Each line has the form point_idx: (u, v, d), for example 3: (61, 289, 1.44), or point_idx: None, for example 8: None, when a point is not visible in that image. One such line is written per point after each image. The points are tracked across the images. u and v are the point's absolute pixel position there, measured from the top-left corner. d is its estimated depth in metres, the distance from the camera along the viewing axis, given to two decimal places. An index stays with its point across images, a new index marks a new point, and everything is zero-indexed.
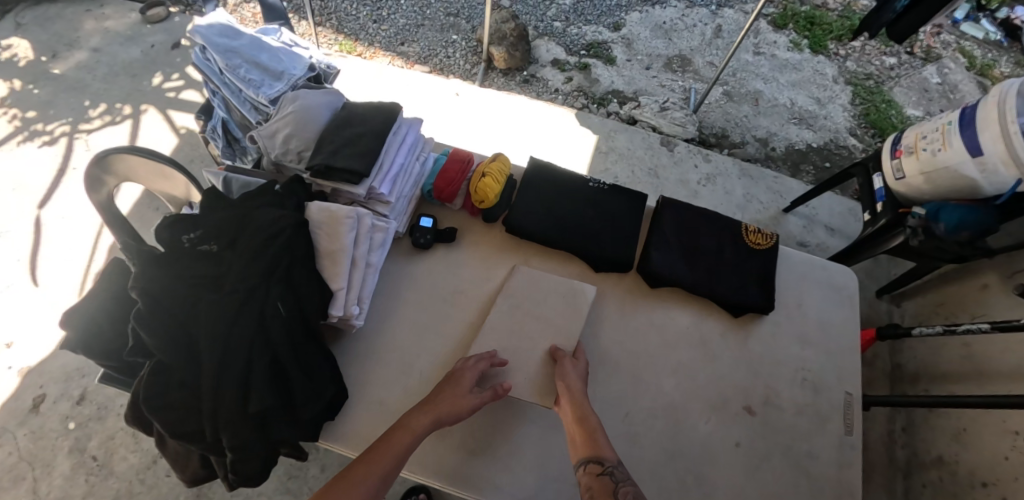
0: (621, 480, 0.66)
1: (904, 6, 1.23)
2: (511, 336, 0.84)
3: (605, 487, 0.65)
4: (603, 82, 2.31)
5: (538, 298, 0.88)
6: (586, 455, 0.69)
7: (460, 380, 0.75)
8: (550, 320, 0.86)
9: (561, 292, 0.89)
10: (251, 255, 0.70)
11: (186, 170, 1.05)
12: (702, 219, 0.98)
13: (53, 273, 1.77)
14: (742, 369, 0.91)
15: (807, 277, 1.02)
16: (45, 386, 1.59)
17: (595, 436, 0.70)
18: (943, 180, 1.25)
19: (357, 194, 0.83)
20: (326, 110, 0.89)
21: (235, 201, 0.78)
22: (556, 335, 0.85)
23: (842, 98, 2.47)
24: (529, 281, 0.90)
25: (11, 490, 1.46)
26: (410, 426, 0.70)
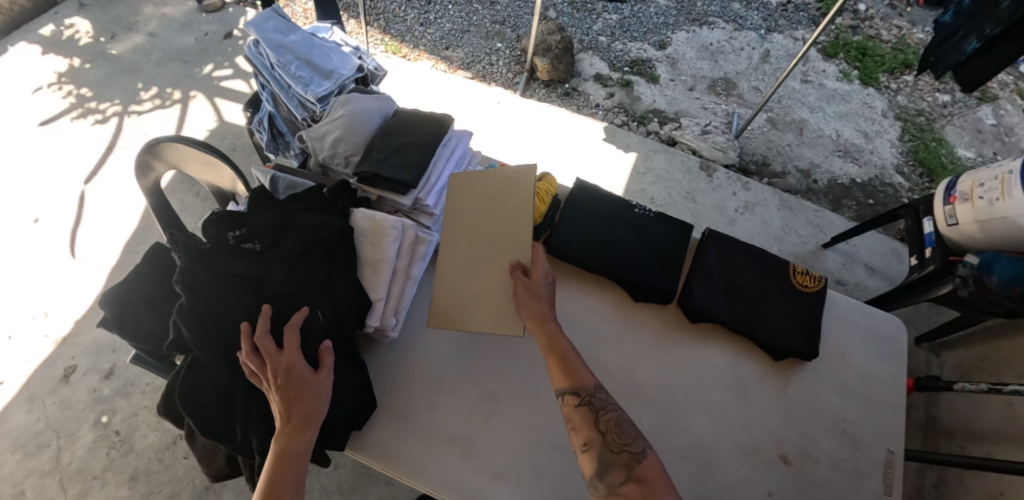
0: (600, 407, 0.70)
1: (975, 49, 1.11)
2: (473, 259, 0.83)
3: (587, 417, 0.69)
4: (645, 100, 2.29)
5: (483, 207, 0.85)
6: (563, 388, 0.72)
7: (303, 374, 0.66)
8: (501, 226, 0.83)
9: (503, 189, 0.85)
10: (294, 260, 0.72)
11: (226, 160, 1.02)
12: (747, 255, 0.95)
13: (92, 247, 1.82)
14: (779, 415, 0.88)
15: (854, 325, 0.98)
16: (77, 358, 1.63)
17: (569, 367, 0.72)
18: (1000, 230, 1.19)
19: (403, 203, 0.83)
20: (377, 116, 0.89)
21: (281, 201, 0.77)
22: (506, 242, 0.82)
23: (890, 134, 2.39)
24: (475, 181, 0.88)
25: (35, 456, 1.50)
26: (298, 448, 0.63)
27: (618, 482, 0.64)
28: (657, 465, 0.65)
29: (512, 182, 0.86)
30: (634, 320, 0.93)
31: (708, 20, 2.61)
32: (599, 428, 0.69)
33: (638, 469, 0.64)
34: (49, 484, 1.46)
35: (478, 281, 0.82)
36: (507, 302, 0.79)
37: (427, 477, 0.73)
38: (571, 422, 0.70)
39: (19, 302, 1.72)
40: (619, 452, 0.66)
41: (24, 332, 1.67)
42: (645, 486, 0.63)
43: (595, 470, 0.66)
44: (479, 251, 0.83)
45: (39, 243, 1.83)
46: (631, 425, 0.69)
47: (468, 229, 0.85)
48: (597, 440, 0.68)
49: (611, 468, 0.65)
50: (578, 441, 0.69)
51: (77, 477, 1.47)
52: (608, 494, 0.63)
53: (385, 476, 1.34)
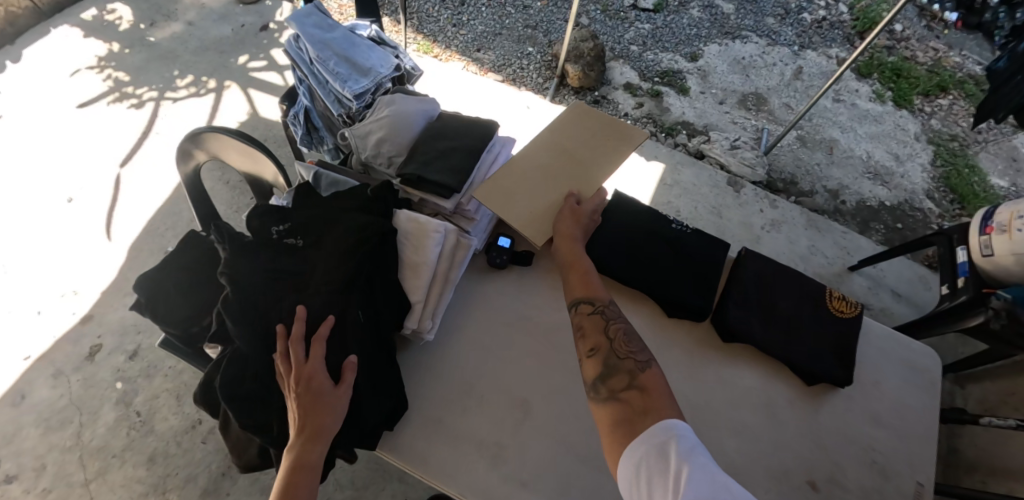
0: (611, 318, 0.75)
1: None
2: (535, 174, 0.91)
3: (597, 324, 0.74)
4: (674, 111, 2.27)
5: (580, 144, 0.95)
6: (579, 297, 0.77)
7: (323, 386, 0.66)
8: (581, 166, 0.92)
9: (615, 142, 0.95)
10: (336, 259, 0.72)
11: (261, 149, 1.02)
12: (781, 277, 0.95)
13: (122, 229, 1.85)
14: (808, 440, 0.86)
15: (887, 353, 0.96)
16: (103, 337, 1.66)
17: (588, 280, 0.78)
18: None
19: (444, 206, 0.86)
20: (421, 118, 0.90)
21: (325, 200, 0.79)
22: (578, 177, 0.90)
23: (922, 158, 2.34)
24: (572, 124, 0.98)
25: (59, 431, 1.53)
26: (308, 462, 0.63)
27: (621, 388, 0.67)
28: (660, 377, 0.68)
29: (608, 137, 0.96)
30: (665, 336, 0.92)
31: (741, 33, 2.59)
32: (608, 335, 0.73)
33: (640, 379, 0.68)
34: (70, 460, 1.49)
35: (528, 185, 0.89)
36: (546, 213, 0.86)
37: (454, 481, 0.73)
38: (582, 328, 0.75)
39: (50, 278, 1.76)
40: (624, 359, 0.70)
41: (53, 308, 1.71)
42: (646, 396, 0.65)
43: (598, 375, 0.69)
44: (549, 169, 0.92)
45: (72, 223, 1.86)
46: (638, 339, 0.73)
47: (553, 150, 0.94)
48: (605, 346, 0.72)
49: (614, 373, 0.69)
50: (585, 347, 0.73)
51: (97, 455, 1.49)
52: (610, 397, 0.66)
53: (399, 474, 1.35)
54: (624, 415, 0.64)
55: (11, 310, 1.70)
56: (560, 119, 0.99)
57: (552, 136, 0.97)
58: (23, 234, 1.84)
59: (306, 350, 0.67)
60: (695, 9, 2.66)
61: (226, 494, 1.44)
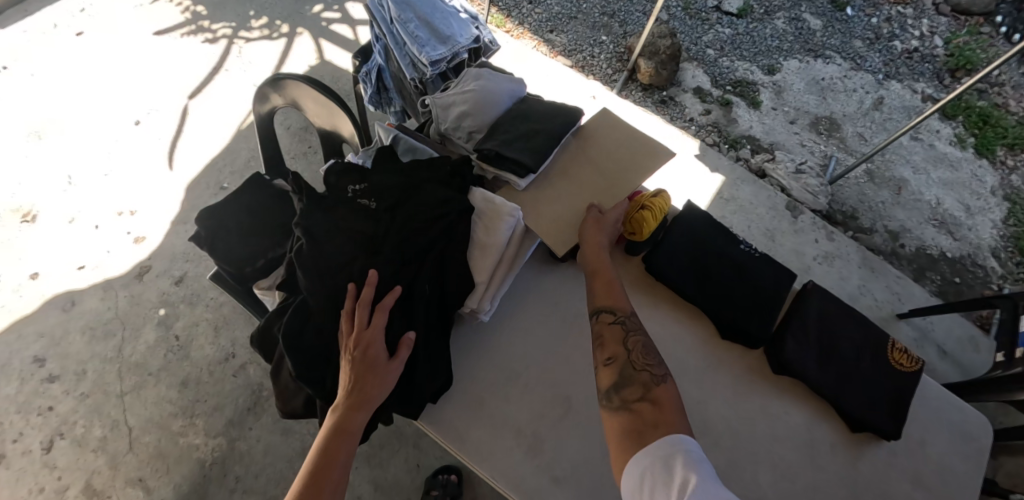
0: (630, 330, 0.72)
1: None
2: (560, 186, 0.86)
3: (617, 335, 0.72)
4: (741, 124, 2.20)
5: (607, 156, 0.89)
6: (600, 305, 0.75)
7: (378, 357, 0.67)
8: (612, 172, 0.87)
9: (642, 158, 0.88)
10: (412, 230, 0.73)
11: (332, 97, 0.99)
12: (844, 319, 0.92)
13: (180, 158, 1.90)
14: (845, 488, 0.84)
15: (938, 415, 0.92)
16: (153, 260, 1.73)
17: (613, 289, 0.75)
18: None
19: (517, 186, 0.84)
20: (507, 98, 0.89)
21: (405, 165, 0.79)
22: (605, 183, 0.86)
23: (995, 213, 2.21)
24: (600, 131, 0.91)
25: (103, 342, 1.61)
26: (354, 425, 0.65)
27: (634, 399, 0.66)
28: (674, 393, 0.67)
29: (637, 149, 0.89)
30: (715, 356, 0.90)
31: (825, 53, 2.47)
32: (626, 346, 0.71)
33: (654, 392, 0.67)
34: (110, 370, 1.57)
35: (551, 198, 0.84)
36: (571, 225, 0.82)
37: (489, 465, 0.74)
38: (602, 338, 0.73)
39: (110, 195, 1.83)
40: (640, 371, 0.69)
41: (110, 224, 1.78)
42: (658, 409, 0.64)
43: (611, 386, 0.68)
44: (575, 181, 0.86)
45: (136, 145, 1.93)
46: (657, 352, 0.71)
47: (581, 158, 0.89)
48: (622, 357, 0.70)
49: (629, 384, 0.68)
50: (603, 356, 0.72)
51: (134, 370, 1.57)
52: (622, 406, 0.66)
53: (415, 441, 1.43)
54: (633, 426, 0.63)
55: (73, 220, 1.78)
56: (591, 124, 0.93)
57: (588, 135, 0.91)
58: (90, 150, 1.91)
59: (369, 316, 0.68)
60: (780, 19, 2.53)
61: (249, 428, 1.49)
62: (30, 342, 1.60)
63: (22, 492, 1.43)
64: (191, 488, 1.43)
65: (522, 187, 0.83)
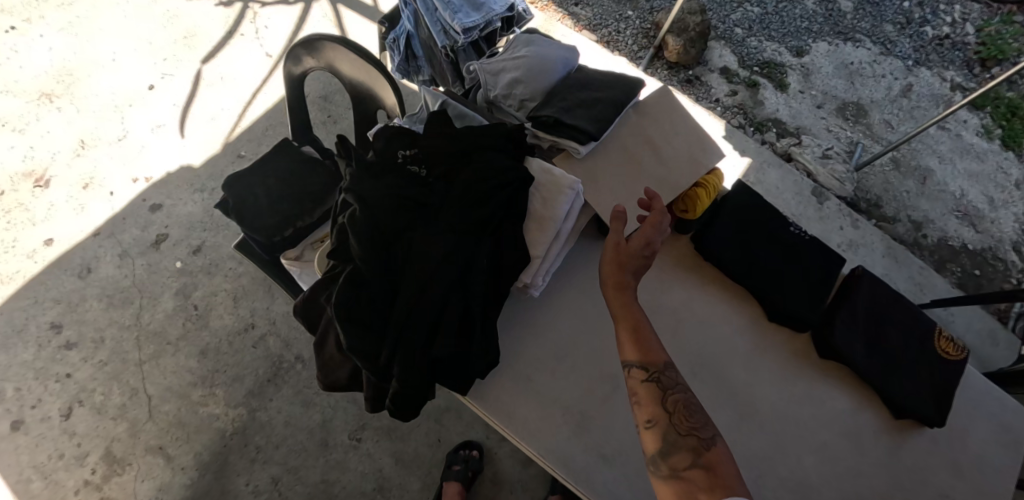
0: (667, 386, 0.68)
1: None
2: (620, 165, 0.80)
3: (653, 394, 0.68)
4: (768, 107, 2.15)
5: (664, 137, 0.82)
6: (630, 360, 0.70)
7: None
8: (669, 155, 0.81)
9: (696, 145, 0.83)
10: (470, 201, 0.71)
11: (370, 59, 0.95)
12: (894, 307, 0.89)
13: (195, 125, 1.85)
14: (888, 475, 0.82)
15: (984, 407, 0.88)
16: (170, 229, 1.70)
17: (640, 341, 0.69)
18: None
19: (575, 153, 0.79)
20: (562, 67, 0.85)
21: (459, 130, 0.75)
22: (663, 166, 0.81)
23: (1019, 207, 2.16)
24: (653, 108, 0.84)
25: (120, 309, 1.59)
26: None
27: (682, 466, 0.62)
28: (725, 453, 0.63)
29: (691, 133, 0.83)
30: (762, 339, 0.88)
31: (855, 36, 2.40)
32: (666, 406, 0.67)
33: (705, 456, 0.63)
34: (128, 338, 1.56)
35: (612, 176, 0.80)
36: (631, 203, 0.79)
37: (536, 442, 0.74)
38: (638, 397, 0.69)
39: (125, 162, 1.79)
40: (686, 435, 0.64)
41: (126, 191, 1.74)
42: (712, 475, 0.61)
43: (657, 450, 0.65)
44: (631, 163, 0.80)
45: (150, 110, 1.88)
46: (698, 407, 0.67)
47: (639, 137, 0.82)
48: (664, 419, 0.66)
49: (675, 448, 0.64)
50: (642, 418, 0.68)
51: (153, 339, 1.56)
52: (670, 475, 0.62)
53: (436, 417, 1.44)
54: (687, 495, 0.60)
55: (88, 186, 1.75)
56: (647, 99, 0.84)
57: (647, 107, 0.84)
58: (103, 114, 1.87)
59: None
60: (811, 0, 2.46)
61: (269, 399, 1.48)
62: (46, 308, 1.59)
63: (43, 457, 1.44)
64: (212, 457, 1.43)
65: (582, 155, 0.78)
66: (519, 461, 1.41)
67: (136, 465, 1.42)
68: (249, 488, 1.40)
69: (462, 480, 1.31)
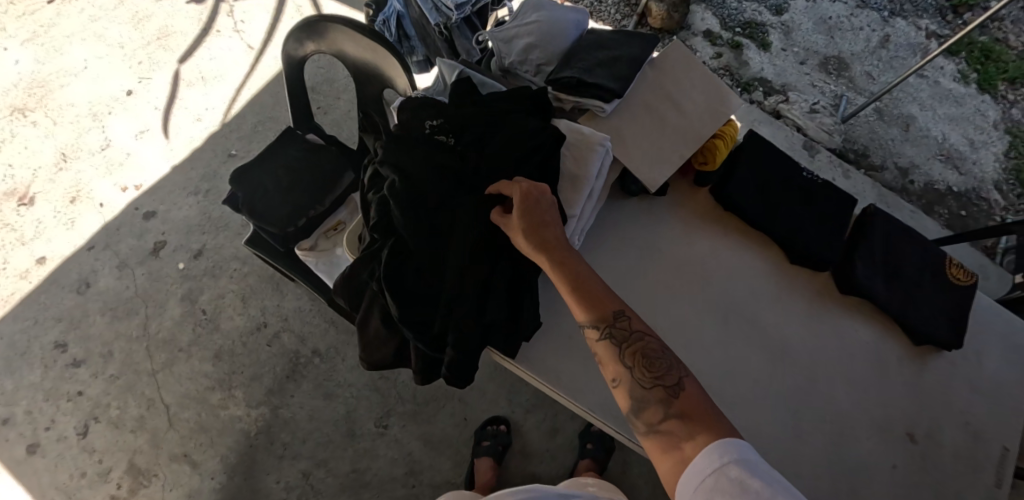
0: (620, 340, 0.67)
1: None
2: (643, 121, 0.82)
3: (610, 351, 0.67)
4: (753, 66, 2.18)
5: (682, 89, 0.84)
6: (581, 323, 0.69)
7: None
8: (688, 106, 0.83)
9: (712, 95, 0.85)
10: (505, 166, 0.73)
11: (375, 35, 0.94)
12: (907, 240, 0.92)
13: (180, 128, 1.80)
14: (913, 399, 0.86)
15: (997, 328, 0.92)
16: (167, 235, 1.66)
17: (580, 302, 0.69)
18: None
19: (599, 112, 0.81)
20: (574, 30, 0.88)
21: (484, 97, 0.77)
22: (684, 117, 0.83)
23: (998, 147, 2.22)
24: (669, 63, 0.86)
25: (126, 321, 1.56)
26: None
27: (657, 420, 0.62)
28: (698, 396, 0.63)
29: (708, 85, 0.85)
30: (788, 282, 0.90)
31: None
32: (628, 362, 0.67)
33: (678, 403, 0.63)
34: (137, 349, 1.54)
35: (635, 131, 0.82)
36: (656, 156, 0.81)
37: (584, 399, 0.79)
38: (599, 358, 0.69)
39: (112, 171, 1.74)
40: (652, 386, 0.64)
41: (116, 201, 1.70)
42: (687, 420, 0.61)
43: (630, 407, 0.65)
44: (652, 117, 0.83)
45: (131, 116, 1.82)
46: (661, 354, 0.66)
47: (658, 91, 0.84)
48: (628, 375, 0.66)
49: (647, 404, 0.64)
50: (609, 378, 0.68)
51: (164, 347, 1.53)
52: (649, 430, 0.63)
53: (460, 395, 1.45)
54: (670, 444, 0.60)
55: (75, 200, 1.70)
56: (663, 54, 0.86)
57: (663, 62, 0.85)
58: (83, 125, 1.81)
59: None
60: None
61: (290, 396, 1.47)
62: (47, 327, 1.56)
63: (64, 477, 1.42)
64: (239, 458, 1.42)
65: (607, 112, 0.80)
66: (545, 430, 1.43)
67: (162, 475, 1.41)
68: (280, 485, 1.40)
69: (492, 456, 1.35)
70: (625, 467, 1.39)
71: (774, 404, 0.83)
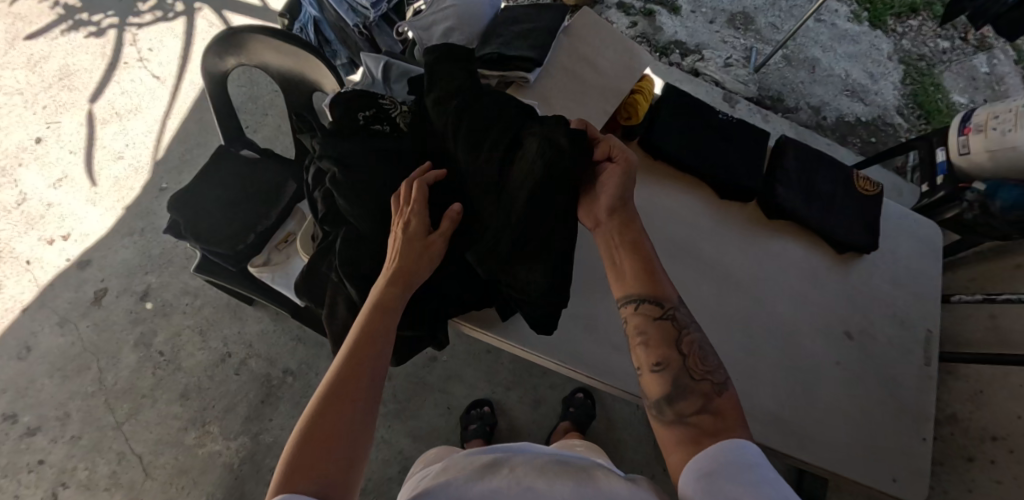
0: (678, 325, 0.68)
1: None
2: (565, 85, 0.89)
3: (668, 333, 0.68)
4: (667, 31, 2.29)
5: (597, 52, 0.92)
6: (643, 294, 0.70)
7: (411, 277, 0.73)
8: (604, 66, 0.91)
9: (624, 55, 0.93)
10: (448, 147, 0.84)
11: (299, 41, 0.95)
12: (818, 162, 1.01)
13: (102, 169, 1.72)
14: (844, 300, 0.95)
15: (905, 228, 1.03)
16: (107, 281, 1.59)
17: (652, 276, 0.70)
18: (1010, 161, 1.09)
19: (524, 80, 0.88)
20: (489, 10, 0.95)
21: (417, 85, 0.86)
22: (602, 77, 0.90)
23: (894, 76, 2.42)
24: (583, 30, 0.93)
25: (78, 377, 1.49)
26: (356, 400, 0.61)
27: (692, 412, 0.62)
28: (733, 405, 0.64)
29: (619, 46, 0.93)
30: (723, 215, 0.98)
31: None
32: (680, 350, 0.67)
33: (714, 403, 0.63)
34: (96, 404, 1.47)
35: (559, 95, 0.88)
36: (584, 113, 0.87)
37: (555, 352, 0.91)
38: (649, 335, 0.68)
39: (33, 225, 1.65)
40: (700, 381, 0.65)
41: (45, 256, 1.61)
42: (718, 420, 0.61)
43: (666, 393, 0.64)
44: (575, 81, 0.89)
45: (44, 165, 1.72)
46: (711, 355, 0.68)
47: (575, 57, 0.91)
48: (677, 361, 0.66)
49: (686, 395, 0.63)
50: (651, 359, 0.67)
51: (125, 397, 1.47)
52: (677, 421, 0.62)
53: (440, 386, 1.47)
54: (693, 439, 0.60)
55: None
56: (576, 22, 0.94)
57: (575, 30, 0.93)
58: None
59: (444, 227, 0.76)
60: None
61: (269, 419, 1.46)
62: None
63: None
64: (226, 491, 1.39)
65: (530, 81, 0.87)
66: (529, 403, 1.48)
67: None
68: None
69: (481, 436, 1.37)
70: (609, 423, 1.45)
71: (727, 326, 0.90)
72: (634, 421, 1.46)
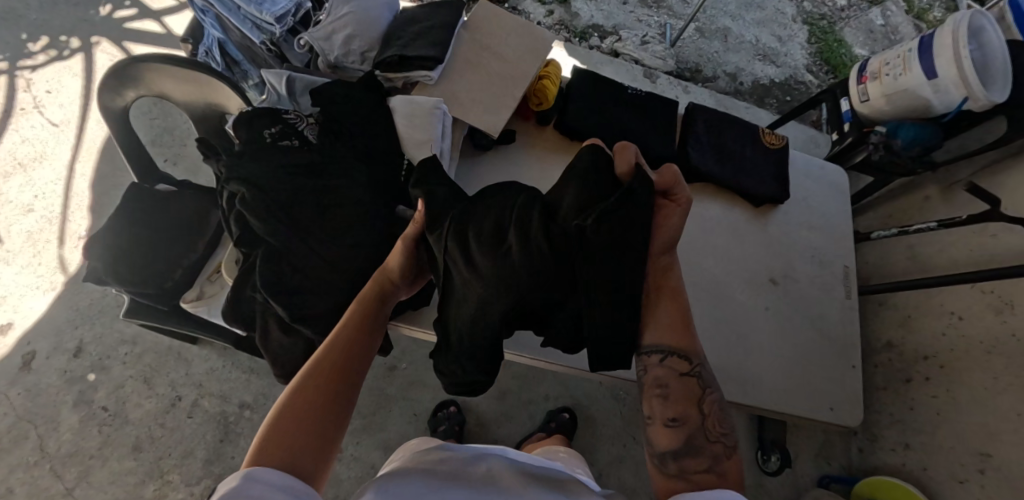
0: (705, 386, 0.70)
1: None
2: (470, 78, 0.92)
3: (690, 389, 0.70)
4: (583, 16, 2.34)
5: (497, 42, 0.95)
6: (671, 347, 0.72)
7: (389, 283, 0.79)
8: (506, 56, 0.94)
9: (525, 41, 0.96)
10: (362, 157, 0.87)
11: (195, 63, 0.91)
12: (727, 123, 1.07)
13: (11, 225, 1.61)
14: (766, 250, 1.02)
15: (813, 174, 1.10)
16: (33, 343, 1.48)
17: (686, 332, 0.73)
18: (901, 104, 1.15)
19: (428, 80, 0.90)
20: (386, 12, 0.96)
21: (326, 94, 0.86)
22: (506, 66, 0.93)
23: (800, 37, 2.56)
24: (482, 24, 0.96)
25: (15, 449, 1.39)
26: (347, 390, 0.65)
27: (695, 469, 0.63)
28: (739, 472, 0.66)
29: (519, 35, 0.96)
30: None
31: None
32: (700, 410, 0.69)
33: (723, 466, 0.65)
34: (40, 473, 1.38)
35: (466, 90, 0.91)
36: (491, 102, 0.91)
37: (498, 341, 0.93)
38: (670, 388, 0.70)
39: None
40: (713, 441, 0.66)
41: None
42: (722, 481, 0.63)
43: (675, 446, 0.66)
44: (480, 73, 0.92)
45: None
46: (728, 421, 0.70)
47: (478, 50, 0.94)
48: (694, 420, 0.68)
49: (695, 454, 0.65)
50: (666, 412, 0.69)
51: (72, 461, 1.39)
52: (680, 474, 0.63)
53: (404, 394, 1.47)
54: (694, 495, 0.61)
55: None
56: (474, 16, 0.97)
57: (474, 25, 0.96)
58: None
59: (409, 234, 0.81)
60: None
61: (232, 457, 1.42)
62: None
63: None
64: None
65: (434, 80, 0.89)
66: (495, 397, 1.49)
67: None
68: None
69: (451, 436, 1.38)
70: (575, 403, 1.49)
71: None
72: (599, 397, 1.51)
